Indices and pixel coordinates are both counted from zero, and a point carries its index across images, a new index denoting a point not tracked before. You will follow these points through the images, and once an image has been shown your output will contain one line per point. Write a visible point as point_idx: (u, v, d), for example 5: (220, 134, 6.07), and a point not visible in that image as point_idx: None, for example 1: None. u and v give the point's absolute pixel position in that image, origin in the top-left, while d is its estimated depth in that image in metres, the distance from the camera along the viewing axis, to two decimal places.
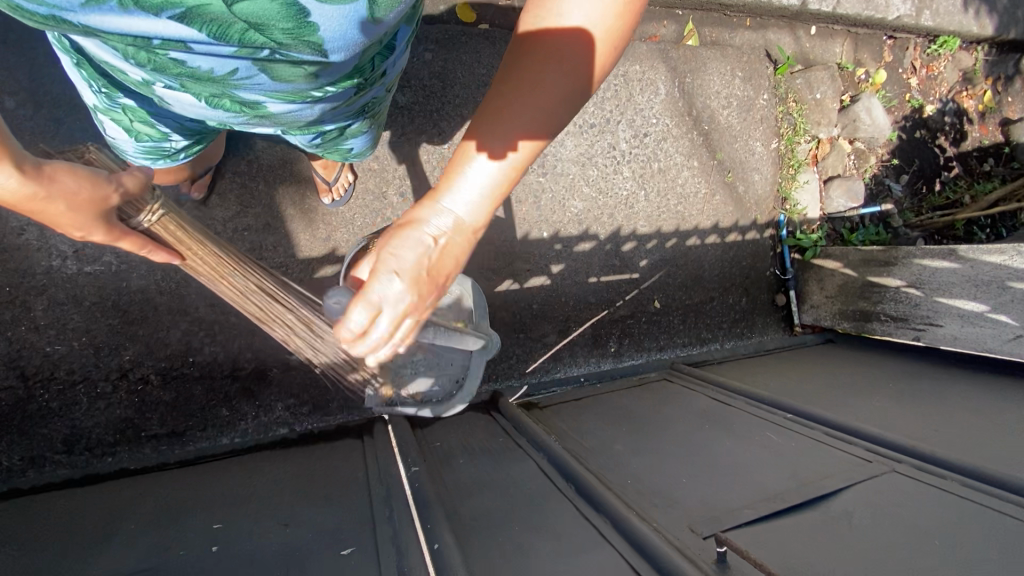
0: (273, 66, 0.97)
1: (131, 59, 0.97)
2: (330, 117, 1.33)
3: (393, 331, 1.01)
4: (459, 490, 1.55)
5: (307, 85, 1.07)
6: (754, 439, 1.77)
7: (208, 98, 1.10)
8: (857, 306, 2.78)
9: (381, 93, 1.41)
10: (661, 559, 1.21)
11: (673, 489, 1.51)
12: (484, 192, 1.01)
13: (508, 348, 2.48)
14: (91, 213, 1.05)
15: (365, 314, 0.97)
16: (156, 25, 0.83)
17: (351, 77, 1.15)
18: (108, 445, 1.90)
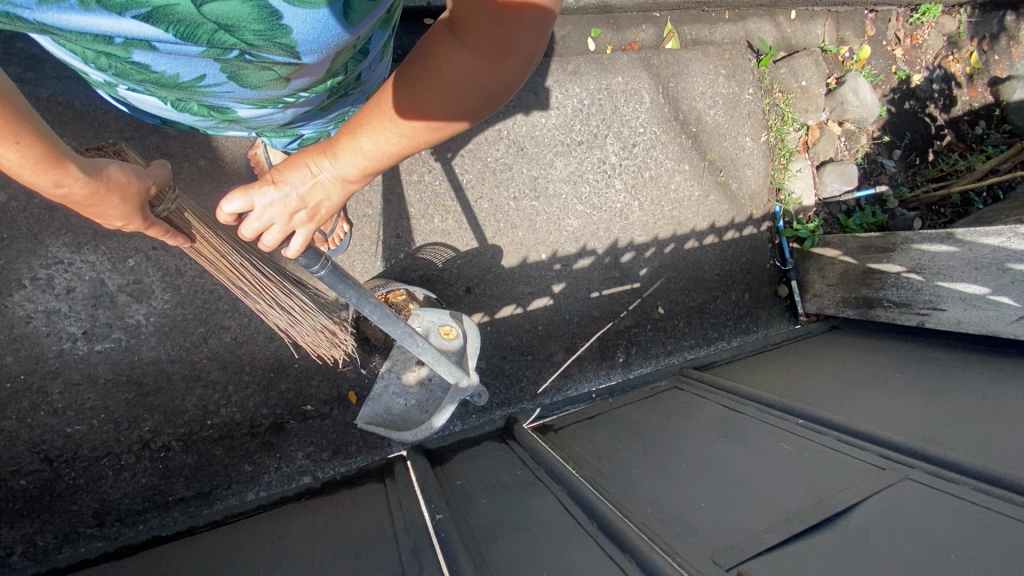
0: (240, 71, 0.97)
1: (91, 62, 0.96)
2: (304, 119, 1.35)
3: (257, 230, 1.23)
4: (484, 537, 1.58)
5: (277, 92, 1.09)
6: (769, 452, 1.80)
7: (175, 101, 1.12)
8: (860, 293, 2.79)
9: (359, 104, 1.47)
10: None
11: (693, 516, 1.54)
12: (367, 162, 1.21)
13: (518, 371, 2.50)
14: (138, 204, 1.12)
15: (242, 204, 1.19)
16: (116, 25, 0.80)
17: (324, 83, 1.16)
18: (138, 513, 1.94)
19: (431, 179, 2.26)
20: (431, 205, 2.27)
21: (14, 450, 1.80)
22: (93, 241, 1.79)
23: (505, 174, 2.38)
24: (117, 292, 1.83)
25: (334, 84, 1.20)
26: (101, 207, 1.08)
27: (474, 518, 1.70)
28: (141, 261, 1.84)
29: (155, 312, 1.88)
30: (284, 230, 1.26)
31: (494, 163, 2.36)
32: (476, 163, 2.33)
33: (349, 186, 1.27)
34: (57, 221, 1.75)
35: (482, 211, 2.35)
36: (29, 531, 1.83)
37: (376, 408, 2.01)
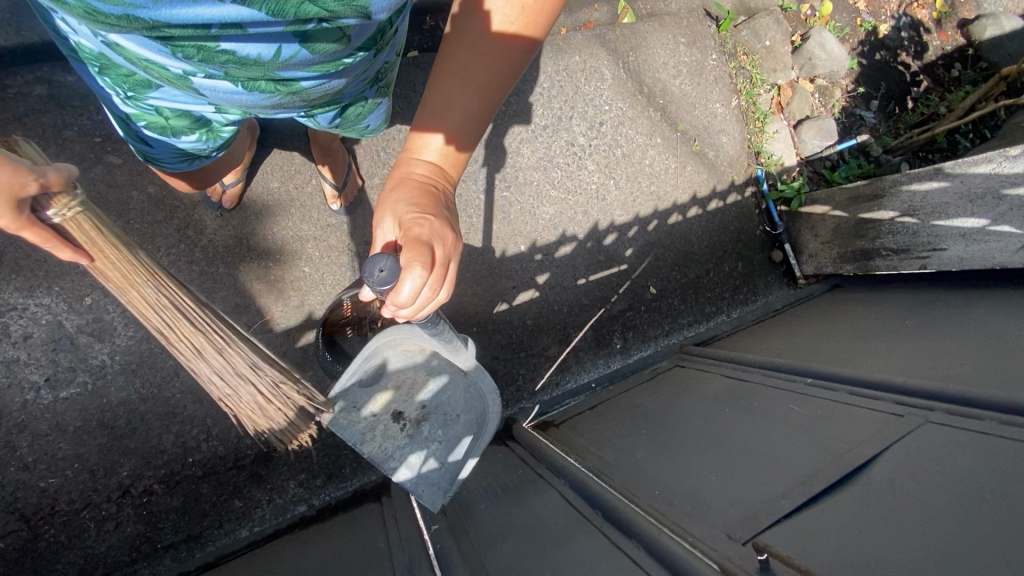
0: (313, 35, 0.96)
1: (176, 53, 0.95)
2: (351, 88, 1.31)
3: (439, 281, 1.14)
4: (484, 543, 1.47)
5: (340, 53, 1.07)
6: (777, 415, 1.70)
7: (244, 85, 1.09)
8: (855, 246, 2.68)
9: (392, 57, 1.37)
10: None
11: (705, 491, 1.43)
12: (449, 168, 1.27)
13: (512, 370, 2.41)
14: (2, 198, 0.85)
15: (423, 266, 1.08)
16: (219, 11, 0.82)
17: (374, 39, 1.14)
18: (127, 565, 1.85)
19: None
20: None
21: None
22: (46, 283, 1.72)
23: (471, 167, 2.29)
24: (77, 333, 1.75)
25: (381, 37, 1.17)
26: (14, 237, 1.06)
27: (473, 524, 1.58)
28: (98, 298, 1.77)
29: (119, 349, 1.79)
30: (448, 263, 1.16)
31: None
32: None
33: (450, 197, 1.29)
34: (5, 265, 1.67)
35: (452, 208, 2.27)
36: None
37: (430, 464, 1.70)
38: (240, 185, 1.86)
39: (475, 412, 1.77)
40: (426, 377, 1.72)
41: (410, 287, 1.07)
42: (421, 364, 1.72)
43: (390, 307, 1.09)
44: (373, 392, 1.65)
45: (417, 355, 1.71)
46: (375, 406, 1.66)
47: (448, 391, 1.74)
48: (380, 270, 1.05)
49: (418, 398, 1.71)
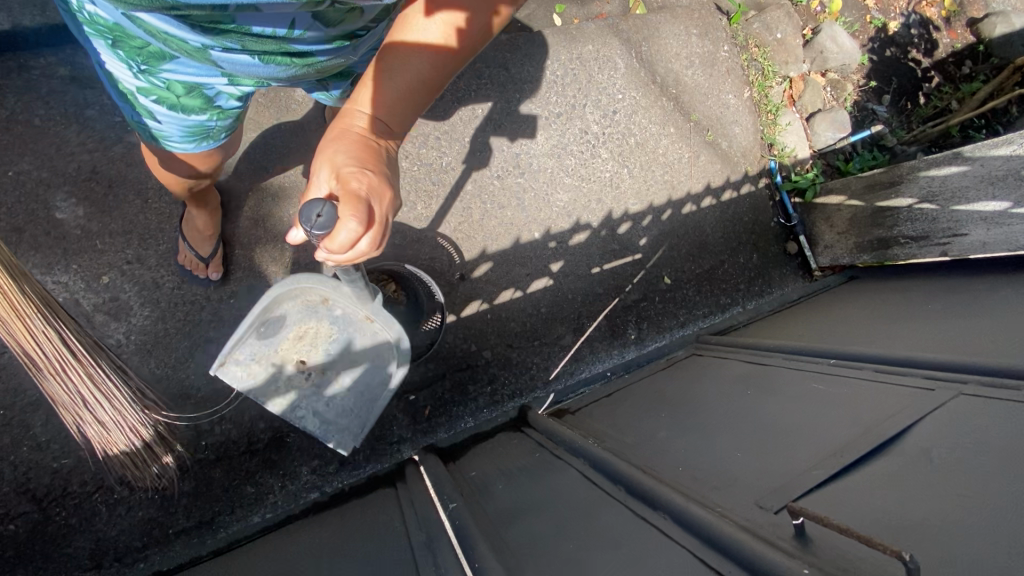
0: (325, 12, 1.05)
1: (197, 27, 1.01)
2: (361, 61, 1.37)
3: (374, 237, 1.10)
4: (502, 520, 1.43)
5: (349, 26, 1.14)
6: (801, 395, 1.66)
7: (263, 61, 1.13)
8: (873, 235, 2.65)
9: None
10: (722, 538, 1.08)
11: (729, 466, 1.39)
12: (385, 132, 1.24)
13: (526, 359, 2.38)
14: None
15: (354, 215, 1.04)
16: None
17: (384, 12, 1.20)
18: (138, 551, 1.82)
19: (409, 165, 2.17)
20: (413, 193, 2.19)
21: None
22: (64, 260, 1.70)
23: (485, 153, 2.28)
24: (93, 312, 1.72)
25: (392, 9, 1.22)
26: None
27: (491, 502, 1.55)
28: (116, 277, 1.75)
29: (135, 330, 1.77)
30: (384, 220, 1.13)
31: (473, 143, 2.28)
32: (456, 146, 2.25)
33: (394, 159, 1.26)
34: (24, 242, 1.67)
35: (467, 193, 2.25)
36: None
37: (340, 411, 1.72)
38: (217, 253, 1.79)
39: (382, 366, 1.72)
40: (329, 329, 1.68)
41: (347, 238, 1.03)
42: (321, 318, 1.67)
43: (323, 252, 1.05)
44: (276, 345, 1.66)
45: (322, 309, 1.66)
46: (279, 356, 1.67)
47: (353, 343, 1.70)
48: (317, 215, 1.01)
49: (321, 350, 1.69)
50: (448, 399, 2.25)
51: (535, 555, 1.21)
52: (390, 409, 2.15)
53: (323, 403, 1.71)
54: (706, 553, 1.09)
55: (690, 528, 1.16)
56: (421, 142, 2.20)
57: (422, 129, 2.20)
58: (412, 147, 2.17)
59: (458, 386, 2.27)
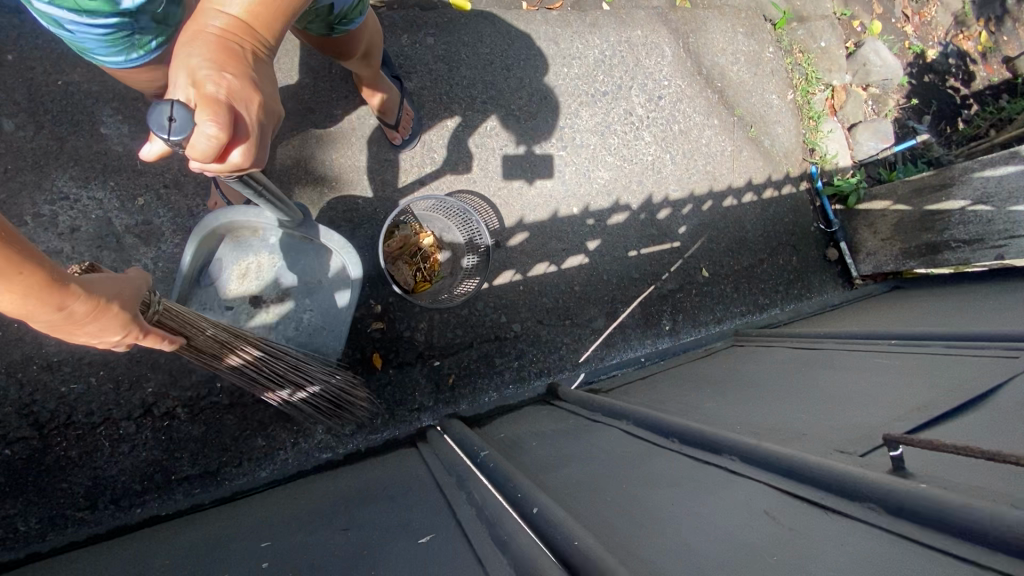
0: None
1: None
2: None
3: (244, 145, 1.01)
4: (537, 465, 1.30)
5: None
6: (865, 368, 1.53)
7: None
8: (921, 240, 2.55)
9: None
10: (794, 467, 0.95)
11: (794, 422, 1.26)
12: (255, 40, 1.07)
13: (556, 337, 2.27)
14: (120, 317, 1.03)
15: (217, 115, 0.94)
16: None
17: None
18: (136, 495, 1.70)
19: (454, 124, 2.13)
20: (455, 152, 2.13)
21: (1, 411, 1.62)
22: (102, 176, 1.66)
23: (529, 122, 2.25)
24: (124, 233, 1.67)
25: None
26: (99, 326, 1.01)
27: (523, 454, 1.42)
28: (151, 200, 1.70)
29: (163, 256, 1.70)
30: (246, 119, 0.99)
31: (519, 111, 2.24)
32: (502, 110, 2.21)
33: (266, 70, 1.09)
34: (65, 153, 1.64)
35: (508, 159, 2.21)
36: (11, 513, 1.61)
37: (307, 326, 1.77)
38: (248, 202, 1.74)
39: (327, 276, 1.78)
40: (270, 257, 1.75)
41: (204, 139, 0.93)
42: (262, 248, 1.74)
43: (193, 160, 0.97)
44: (223, 289, 1.71)
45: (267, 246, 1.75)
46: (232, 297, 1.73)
47: (296, 259, 1.76)
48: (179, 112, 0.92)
49: (269, 279, 1.75)
50: (474, 370, 2.13)
51: (581, 491, 1.08)
52: (413, 374, 2.04)
53: (288, 325, 1.77)
54: (779, 481, 0.96)
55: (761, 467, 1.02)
56: (467, 104, 2.15)
57: (471, 93, 2.17)
58: (458, 107, 2.13)
59: (485, 358, 2.15)
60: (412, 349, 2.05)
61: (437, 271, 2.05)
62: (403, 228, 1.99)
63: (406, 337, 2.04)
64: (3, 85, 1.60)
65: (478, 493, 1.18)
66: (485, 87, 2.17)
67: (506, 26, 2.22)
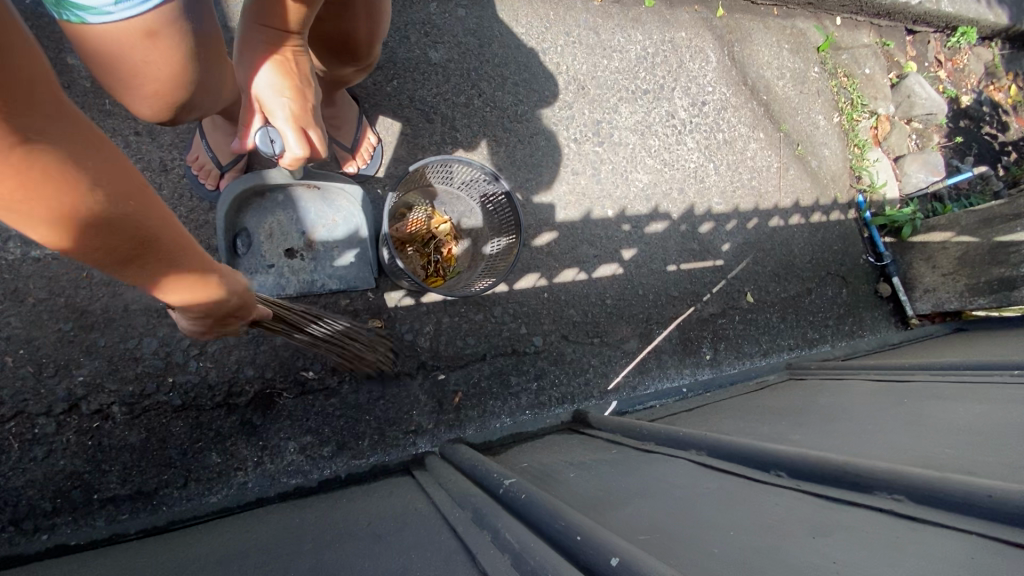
0: None
1: None
2: None
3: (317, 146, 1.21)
4: (585, 499, 0.94)
5: None
6: (996, 401, 1.20)
7: None
8: (991, 276, 2.26)
9: None
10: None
11: (943, 454, 0.91)
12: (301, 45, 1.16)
13: (583, 358, 1.93)
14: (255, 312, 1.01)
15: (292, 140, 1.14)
16: None
17: None
18: (43, 517, 1.32)
19: (482, 104, 1.89)
20: (480, 135, 1.87)
21: None
22: None
23: (562, 112, 2.01)
24: None
25: None
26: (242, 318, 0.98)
27: (560, 484, 1.06)
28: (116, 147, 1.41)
29: None
30: (310, 130, 1.16)
31: (553, 99, 2.00)
32: (534, 96, 1.97)
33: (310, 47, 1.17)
34: None
35: (539, 149, 1.95)
36: None
37: (346, 265, 1.60)
38: (238, 165, 1.45)
39: (340, 203, 1.57)
40: (284, 209, 1.53)
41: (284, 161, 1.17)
42: (273, 200, 1.52)
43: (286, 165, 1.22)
44: (256, 254, 1.51)
45: (283, 192, 1.52)
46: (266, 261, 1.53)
47: (309, 202, 1.55)
48: (270, 138, 1.15)
49: (293, 230, 1.55)
50: (485, 388, 1.77)
51: (670, 538, 0.73)
52: (413, 388, 1.68)
53: (327, 267, 1.58)
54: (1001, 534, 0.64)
55: (971, 511, 0.68)
56: (497, 85, 1.92)
57: (504, 76, 1.94)
58: (486, 87, 1.90)
59: (499, 375, 1.79)
60: (414, 356, 1.69)
61: (451, 266, 1.73)
62: (416, 211, 1.69)
63: (408, 341, 1.69)
64: None
65: (510, 532, 0.82)
66: (517, 69, 1.95)
67: (544, 8, 2.02)
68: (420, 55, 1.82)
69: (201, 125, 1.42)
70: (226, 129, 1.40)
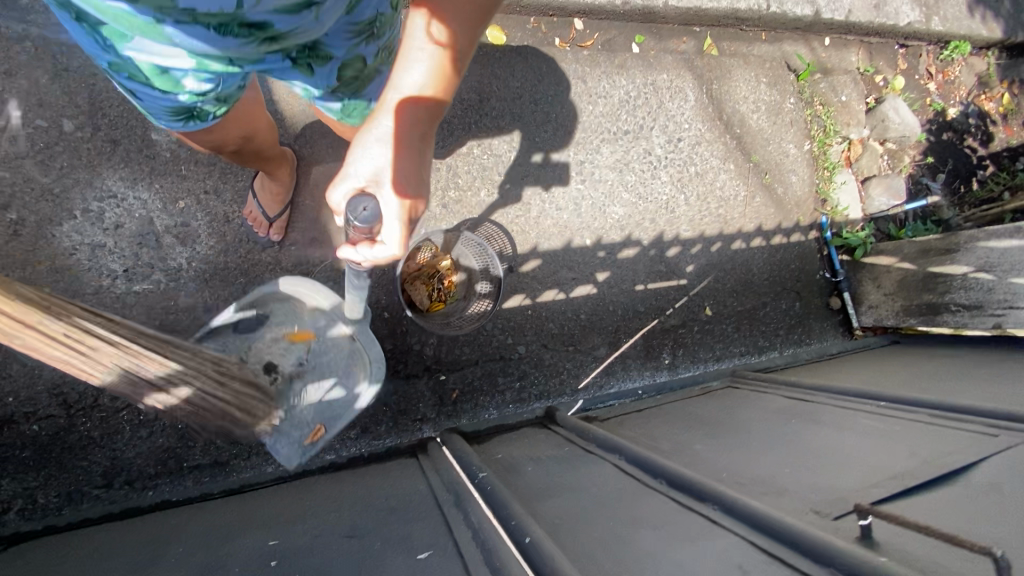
0: None
1: None
2: (336, 41, 1.14)
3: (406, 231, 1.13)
4: (533, 492, 1.39)
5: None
6: (851, 428, 1.61)
7: (221, 26, 0.88)
8: (923, 300, 2.60)
9: (385, 12, 1.17)
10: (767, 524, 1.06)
11: (777, 476, 1.33)
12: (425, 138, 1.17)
13: (559, 362, 2.35)
14: None
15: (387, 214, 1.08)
16: None
17: None
18: (149, 478, 1.83)
19: (480, 152, 2.23)
20: (478, 178, 2.23)
21: (32, 390, 1.75)
22: (149, 178, 1.77)
23: (549, 156, 2.34)
24: (163, 233, 1.78)
25: None
26: None
27: (518, 478, 1.51)
28: (190, 204, 1.81)
29: (198, 258, 1.81)
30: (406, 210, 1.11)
31: (541, 143, 2.33)
32: (526, 141, 2.31)
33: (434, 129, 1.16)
34: (116, 154, 1.74)
35: (529, 188, 2.30)
36: (33, 485, 1.74)
37: (299, 428, 1.77)
38: (285, 216, 1.85)
39: (356, 383, 1.83)
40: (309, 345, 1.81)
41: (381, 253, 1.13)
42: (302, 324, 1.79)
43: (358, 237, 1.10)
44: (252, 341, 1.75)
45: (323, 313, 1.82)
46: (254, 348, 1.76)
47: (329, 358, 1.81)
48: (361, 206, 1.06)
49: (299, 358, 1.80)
50: (477, 387, 2.21)
51: (571, 524, 1.18)
52: (419, 387, 2.12)
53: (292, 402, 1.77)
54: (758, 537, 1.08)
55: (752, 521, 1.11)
56: (494, 134, 2.25)
57: (501, 128, 2.28)
58: (484, 137, 2.24)
59: (488, 376, 2.23)
60: (420, 362, 2.13)
61: (451, 293, 2.16)
62: (423, 251, 2.09)
63: (416, 350, 2.12)
64: (67, 87, 1.70)
65: (475, 516, 1.28)
66: (512, 120, 2.28)
67: (538, 64, 2.33)
68: None
69: (254, 187, 1.78)
70: (271, 188, 1.77)
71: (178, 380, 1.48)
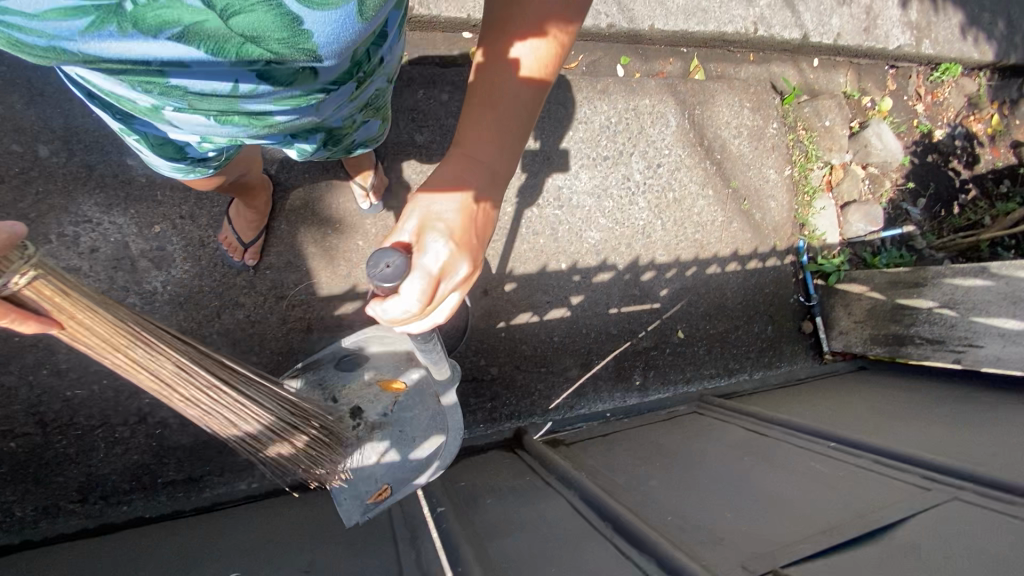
0: (276, 72, 0.82)
1: (138, 86, 0.81)
2: (337, 119, 1.16)
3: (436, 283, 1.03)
4: (486, 529, 1.45)
5: (311, 89, 0.92)
6: (799, 471, 1.68)
7: (222, 115, 0.91)
8: (890, 331, 2.66)
9: (382, 88, 1.19)
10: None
11: (718, 523, 1.40)
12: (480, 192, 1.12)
13: (531, 383, 2.41)
14: None
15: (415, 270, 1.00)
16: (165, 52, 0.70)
17: (350, 73, 0.97)
18: (124, 493, 1.88)
19: None
20: None
21: (9, 408, 1.79)
22: (125, 204, 1.79)
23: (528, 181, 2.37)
24: (139, 257, 1.81)
25: (356, 73, 0.98)
26: None
27: (476, 512, 1.57)
28: (166, 229, 1.84)
29: (173, 281, 1.85)
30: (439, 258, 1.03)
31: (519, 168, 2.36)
32: None
33: (492, 194, 1.12)
34: (92, 179, 1.76)
35: (506, 213, 2.33)
36: (9, 500, 1.79)
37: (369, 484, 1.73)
38: (259, 241, 1.87)
39: (427, 442, 1.80)
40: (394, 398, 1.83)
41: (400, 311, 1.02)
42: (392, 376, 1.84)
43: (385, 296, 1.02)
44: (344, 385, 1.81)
45: (411, 364, 1.85)
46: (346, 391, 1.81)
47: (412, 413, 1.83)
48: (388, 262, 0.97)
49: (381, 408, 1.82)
50: None
51: (515, 567, 1.26)
52: None
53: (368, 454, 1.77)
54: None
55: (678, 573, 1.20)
56: None
57: None
58: None
59: (460, 397, 2.29)
60: None
61: None
62: None
63: None
64: (43, 113, 1.72)
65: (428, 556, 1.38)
66: None
67: None
68: (408, 138, 2.17)
69: (228, 214, 1.79)
70: (246, 215, 1.79)
71: (261, 433, 1.49)
